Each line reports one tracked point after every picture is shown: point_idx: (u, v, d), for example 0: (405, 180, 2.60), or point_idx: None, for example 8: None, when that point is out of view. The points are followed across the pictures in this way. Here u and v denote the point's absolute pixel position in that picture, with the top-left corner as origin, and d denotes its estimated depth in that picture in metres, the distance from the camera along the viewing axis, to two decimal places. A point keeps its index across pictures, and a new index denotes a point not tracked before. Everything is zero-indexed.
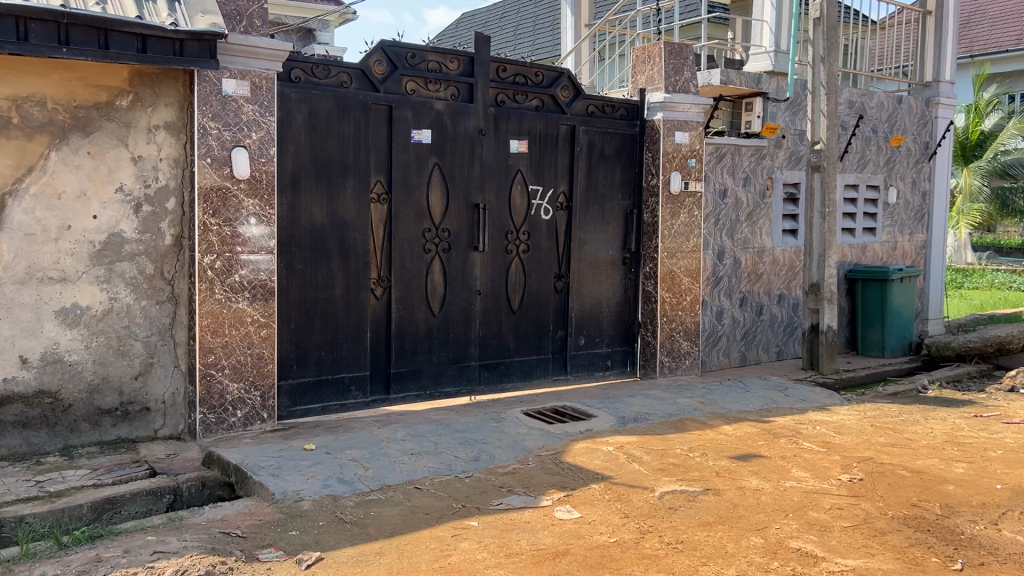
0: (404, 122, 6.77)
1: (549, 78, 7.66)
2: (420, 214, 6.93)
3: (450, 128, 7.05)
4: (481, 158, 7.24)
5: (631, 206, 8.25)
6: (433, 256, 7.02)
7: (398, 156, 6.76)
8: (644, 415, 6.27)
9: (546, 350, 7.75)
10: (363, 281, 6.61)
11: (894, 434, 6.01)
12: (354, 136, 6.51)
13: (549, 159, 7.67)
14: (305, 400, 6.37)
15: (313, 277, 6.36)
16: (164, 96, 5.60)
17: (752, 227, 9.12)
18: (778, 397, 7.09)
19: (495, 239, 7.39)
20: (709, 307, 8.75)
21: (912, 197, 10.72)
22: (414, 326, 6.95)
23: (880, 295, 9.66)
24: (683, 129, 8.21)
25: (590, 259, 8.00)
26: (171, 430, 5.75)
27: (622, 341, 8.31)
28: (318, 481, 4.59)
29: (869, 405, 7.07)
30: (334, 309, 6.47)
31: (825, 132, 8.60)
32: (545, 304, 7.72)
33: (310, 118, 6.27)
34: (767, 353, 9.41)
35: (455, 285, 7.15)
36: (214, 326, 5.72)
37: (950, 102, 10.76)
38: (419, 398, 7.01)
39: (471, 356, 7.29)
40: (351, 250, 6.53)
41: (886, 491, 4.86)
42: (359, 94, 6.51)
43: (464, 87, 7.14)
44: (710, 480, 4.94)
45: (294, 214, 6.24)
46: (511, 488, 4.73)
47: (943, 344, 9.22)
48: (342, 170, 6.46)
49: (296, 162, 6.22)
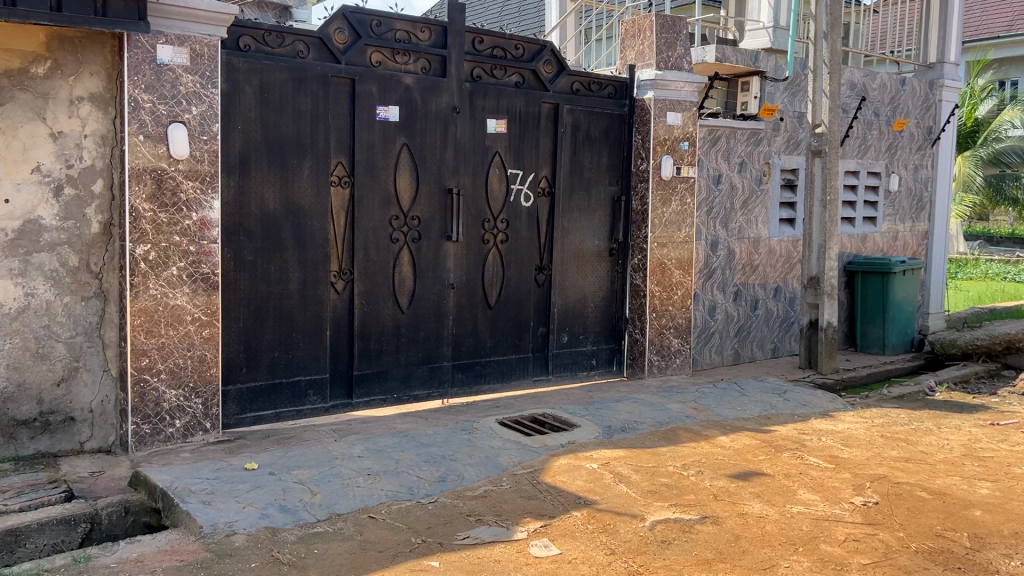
0: (369, 97, 6.10)
1: (530, 51, 7.00)
2: (387, 200, 6.28)
3: (421, 104, 6.38)
4: (455, 138, 6.58)
5: (619, 192, 7.63)
6: (402, 246, 6.37)
7: (362, 135, 6.10)
8: (632, 424, 5.67)
9: (526, 349, 7.14)
10: (323, 273, 5.97)
11: (907, 447, 5.45)
12: (312, 111, 5.83)
13: (530, 140, 7.02)
14: (256, 406, 5.73)
15: (265, 269, 5.72)
16: (88, 64, 4.92)
17: (748, 215, 8.53)
18: (777, 402, 6.51)
19: (470, 227, 6.74)
20: (701, 301, 8.16)
21: (914, 184, 10.16)
22: (380, 324, 6.31)
23: (880, 289, 9.10)
24: (675, 109, 7.57)
25: (575, 250, 7.38)
26: (100, 443, 5.10)
27: (608, 339, 7.70)
28: (256, 511, 3.96)
29: (875, 411, 6.51)
30: (289, 306, 5.83)
31: (827, 114, 8.01)
32: (525, 299, 7.10)
33: (261, 91, 5.60)
34: (762, 351, 8.84)
35: (426, 278, 6.52)
36: (149, 325, 5.06)
37: (955, 85, 10.19)
38: (385, 402, 6.38)
39: (444, 356, 6.66)
40: (309, 240, 5.88)
41: (906, 518, 4.29)
42: (317, 66, 5.83)
43: (436, 60, 6.47)
44: (707, 505, 4.34)
45: (243, 198, 5.58)
46: (481, 516, 4.11)
47: (949, 342, 8.65)
48: (298, 150, 5.79)
49: (245, 140, 5.56)
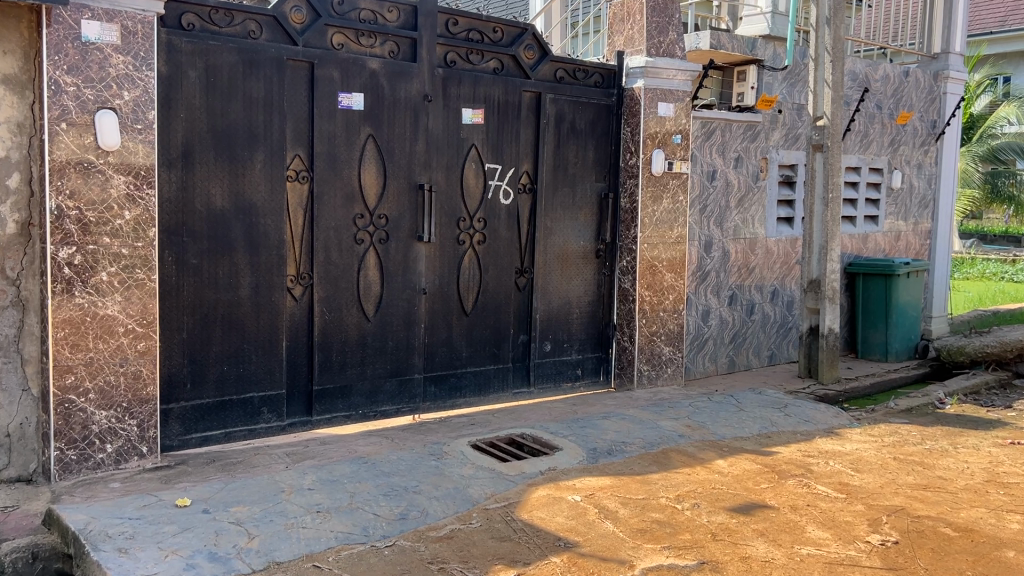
0: (329, 82, 5.52)
1: (510, 35, 6.44)
2: (351, 197, 5.70)
3: (388, 92, 5.80)
4: (426, 129, 6.00)
5: (606, 189, 7.08)
6: (368, 247, 5.80)
7: (322, 125, 5.52)
8: (620, 446, 5.12)
9: (505, 359, 6.58)
10: (277, 277, 5.39)
11: (924, 472, 4.92)
12: (265, 98, 5.26)
13: (510, 132, 6.46)
14: (203, 426, 5.18)
15: (212, 273, 5.15)
16: (1, 42, 4.32)
17: (743, 214, 7.99)
18: (778, 418, 5.97)
19: (444, 226, 6.18)
20: (694, 306, 7.63)
21: (917, 181, 9.66)
22: (343, 333, 5.74)
23: (883, 291, 8.59)
24: (667, 100, 7.01)
25: (559, 251, 6.83)
26: (18, 471, 4.50)
27: (595, 347, 7.15)
28: (179, 561, 3.39)
29: (884, 427, 5.98)
30: (240, 315, 5.27)
31: (829, 105, 7.47)
32: (504, 305, 6.54)
33: (206, 75, 5.02)
34: (758, 359, 8.31)
35: (395, 282, 5.95)
36: (74, 338, 4.47)
37: (960, 77, 9.68)
38: (349, 419, 5.81)
39: (415, 367, 6.10)
40: (261, 241, 5.31)
41: (931, 562, 3.75)
42: (270, 48, 5.26)
43: (405, 43, 5.90)
44: (705, 547, 3.79)
45: (186, 194, 5.00)
46: (444, 564, 3.54)
47: (957, 349, 8.07)
48: (249, 141, 5.22)
49: (188, 130, 4.99)
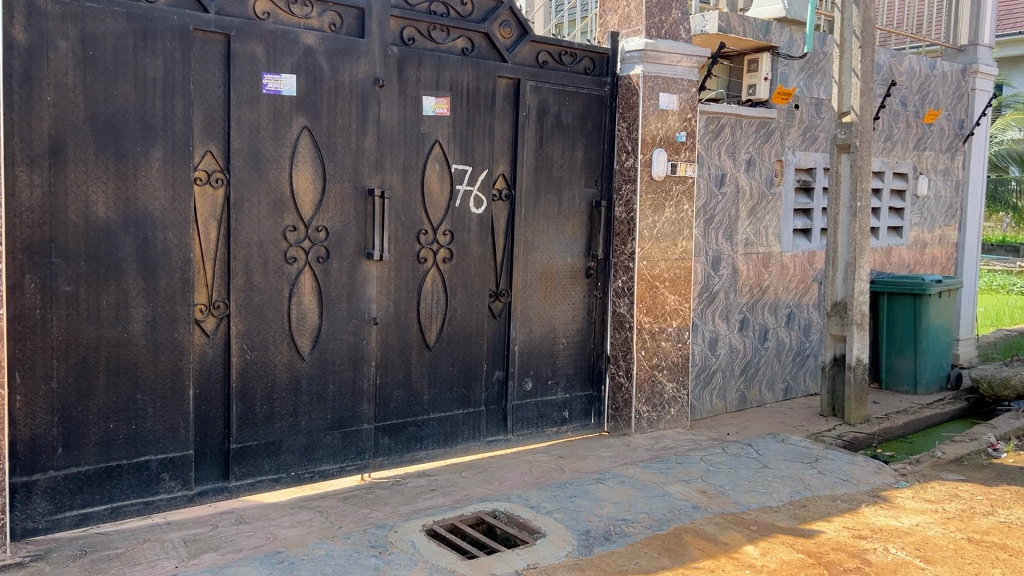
0: (250, 60, 4.35)
1: (481, 9, 5.32)
2: (280, 204, 4.54)
3: (328, 74, 4.64)
4: (377, 120, 4.85)
5: (598, 195, 5.95)
6: (302, 268, 4.64)
7: (242, 113, 4.35)
8: (619, 527, 3.98)
9: (476, 402, 5.44)
10: (182, 309, 4.22)
11: (1013, 563, 3.82)
12: (164, 78, 4.09)
13: (481, 126, 5.32)
14: (80, 501, 4.00)
15: (93, 305, 3.97)
16: None
17: (756, 225, 6.89)
18: (809, 478, 4.86)
19: (399, 241, 5.02)
20: (699, 333, 6.52)
21: (943, 188, 8.61)
22: (270, 376, 4.57)
23: (912, 313, 7.52)
24: (669, 90, 5.89)
25: (541, 270, 5.69)
26: None
27: (584, 383, 6.01)
28: None
29: (941, 489, 4.88)
30: (132, 356, 4.10)
31: (857, 98, 6.36)
32: (475, 335, 5.40)
33: (83, 47, 3.86)
34: (771, 392, 7.21)
35: (338, 311, 4.79)
36: None
37: (989, 71, 8.64)
38: (278, 484, 4.64)
39: (363, 416, 4.94)
40: (159, 260, 4.14)
41: None
42: (172, 14, 4.10)
43: (350, 13, 4.73)
44: None
45: (55, 202, 3.83)
46: None
47: (1000, 381, 7.12)
48: (143, 134, 4.05)
49: (59, 118, 3.82)
